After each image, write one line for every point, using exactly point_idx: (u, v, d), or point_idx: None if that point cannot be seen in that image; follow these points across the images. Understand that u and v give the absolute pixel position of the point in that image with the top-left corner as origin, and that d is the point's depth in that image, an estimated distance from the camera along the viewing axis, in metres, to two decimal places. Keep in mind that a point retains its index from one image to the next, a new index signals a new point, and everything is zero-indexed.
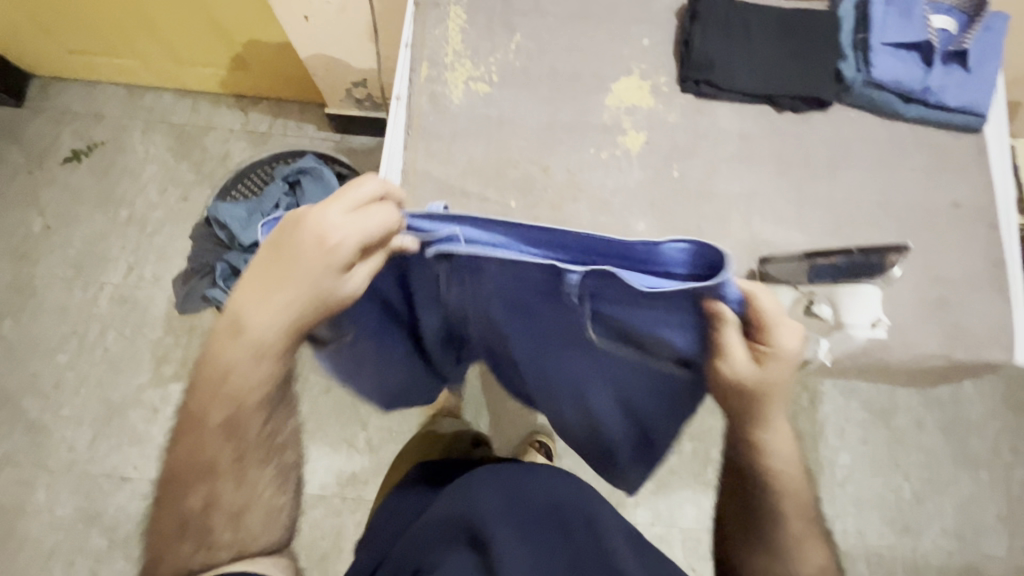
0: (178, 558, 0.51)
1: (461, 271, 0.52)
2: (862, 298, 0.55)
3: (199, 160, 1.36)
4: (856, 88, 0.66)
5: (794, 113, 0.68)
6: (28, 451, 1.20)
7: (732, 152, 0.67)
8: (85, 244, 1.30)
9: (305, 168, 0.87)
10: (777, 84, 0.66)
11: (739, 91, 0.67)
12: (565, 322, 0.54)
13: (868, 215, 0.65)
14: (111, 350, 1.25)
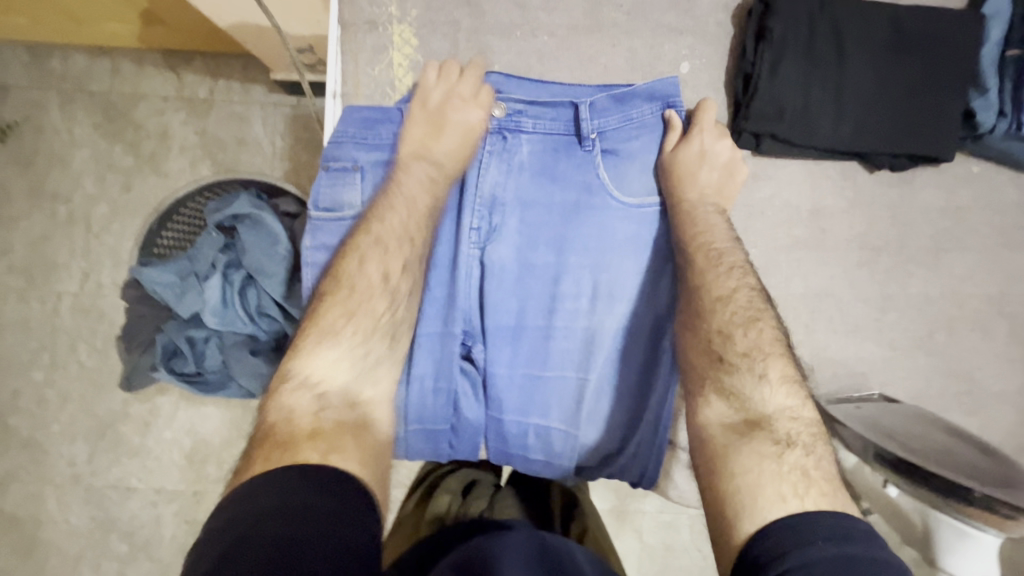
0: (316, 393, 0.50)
1: (503, 137, 0.66)
2: (961, 549, 0.62)
3: (134, 139, 1.15)
4: (994, 137, 0.67)
5: (891, 169, 0.68)
6: (29, 467, 1.18)
7: (808, 237, 0.70)
8: (29, 249, 1.16)
9: (241, 216, 0.69)
10: (872, 143, 0.65)
11: (811, 149, 0.67)
12: (580, 171, 0.66)
13: (963, 313, 0.71)
14: (87, 364, 1.17)
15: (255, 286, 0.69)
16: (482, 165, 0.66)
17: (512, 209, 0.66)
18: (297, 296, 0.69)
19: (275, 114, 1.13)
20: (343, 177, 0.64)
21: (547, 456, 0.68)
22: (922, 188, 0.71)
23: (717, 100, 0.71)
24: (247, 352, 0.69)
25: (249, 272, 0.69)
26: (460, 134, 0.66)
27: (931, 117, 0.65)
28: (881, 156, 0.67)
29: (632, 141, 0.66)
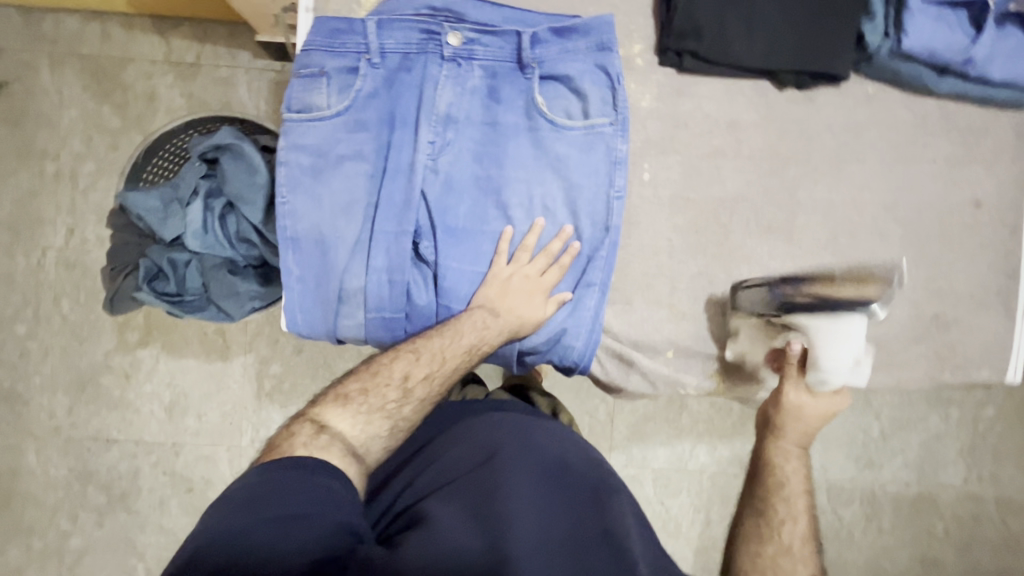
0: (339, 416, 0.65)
1: (456, 58, 0.72)
2: (843, 335, 0.74)
3: (122, 101, 1.19)
4: (884, 55, 0.75)
5: (798, 87, 0.77)
6: (10, 418, 1.21)
7: (727, 154, 0.78)
8: (15, 205, 1.19)
9: (222, 146, 0.74)
10: (779, 62, 0.74)
11: (725, 68, 0.76)
12: (522, 93, 0.73)
13: (867, 222, 0.79)
14: (69, 317, 1.20)
15: (234, 213, 0.74)
16: (435, 84, 0.71)
17: (464, 122, 0.73)
18: (274, 223, 0.74)
19: (260, 79, 1.18)
20: (312, 84, 0.71)
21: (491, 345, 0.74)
22: (825, 107, 0.79)
23: (646, 24, 0.78)
24: (226, 274, 0.74)
25: (229, 199, 0.74)
26: (504, 292, 0.71)
27: (830, 40, 0.73)
28: (788, 74, 0.75)
29: (569, 67, 0.73)
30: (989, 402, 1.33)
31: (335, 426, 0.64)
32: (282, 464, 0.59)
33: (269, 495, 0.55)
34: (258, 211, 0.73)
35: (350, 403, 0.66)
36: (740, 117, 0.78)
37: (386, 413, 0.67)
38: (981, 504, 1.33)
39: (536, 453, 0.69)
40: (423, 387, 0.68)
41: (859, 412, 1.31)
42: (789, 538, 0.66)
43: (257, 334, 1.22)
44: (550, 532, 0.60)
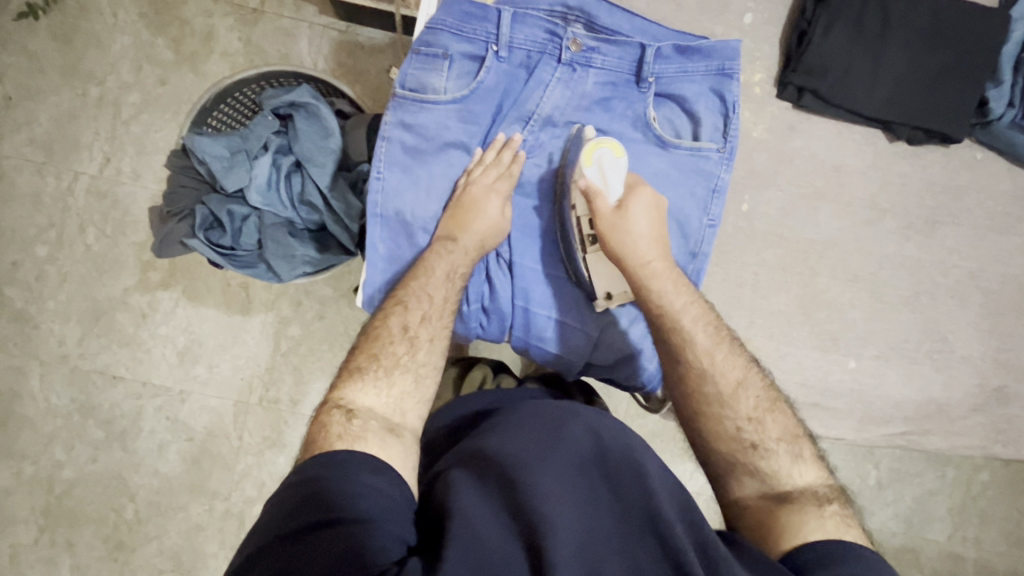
0: (357, 394, 0.60)
1: (575, 62, 0.72)
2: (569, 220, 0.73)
3: (179, 35, 1.15)
4: (1003, 125, 0.79)
5: (910, 142, 0.81)
6: (17, 341, 1.18)
7: (830, 196, 0.83)
8: (53, 123, 1.15)
9: (298, 103, 0.72)
10: (896, 115, 0.78)
11: (843, 110, 0.79)
12: (634, 107, 0.74)
13: (950, 286, 0.84)
14: (93, 247, 1.17)
15: (301, 173, 0.73)
16: (549, 86, 0.72)
17: (569, 129, 0.74)
18: (340, 190, 0.72)
19: (323, 36, 1.15)
20: (431, 63, 0.70)
21: (562, 351, 0.75)
22: (930, 165, 0.83)
23: (771, 54, 0.82)
24: (284, 233, 0.73)
25: (298, 159, 0.72)
26: (486, 210, 0.69)
27: (949, 102, 0.77)
28: (903, 128, 0.80)
29: (685, 89, 0.73)
30: (984, 467, 1.35)
31: (362, 405, 0.59)
32: (330, 457, 0.54)
33: (324, 476, 0.52)
34: (326, 175, 0.72)
35: (365, 375, 0.61)
36: (847, 161, 0.83)
37: (404, 369, 0.62)
38: (961, 563, 1.36)
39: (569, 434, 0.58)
40: (424, 329, 0.65)
41: (860, 458, 1.33)
42: (756, 435, 0.62)
43: (281, 293, 1.20)
44: (591, 526, 0.50)
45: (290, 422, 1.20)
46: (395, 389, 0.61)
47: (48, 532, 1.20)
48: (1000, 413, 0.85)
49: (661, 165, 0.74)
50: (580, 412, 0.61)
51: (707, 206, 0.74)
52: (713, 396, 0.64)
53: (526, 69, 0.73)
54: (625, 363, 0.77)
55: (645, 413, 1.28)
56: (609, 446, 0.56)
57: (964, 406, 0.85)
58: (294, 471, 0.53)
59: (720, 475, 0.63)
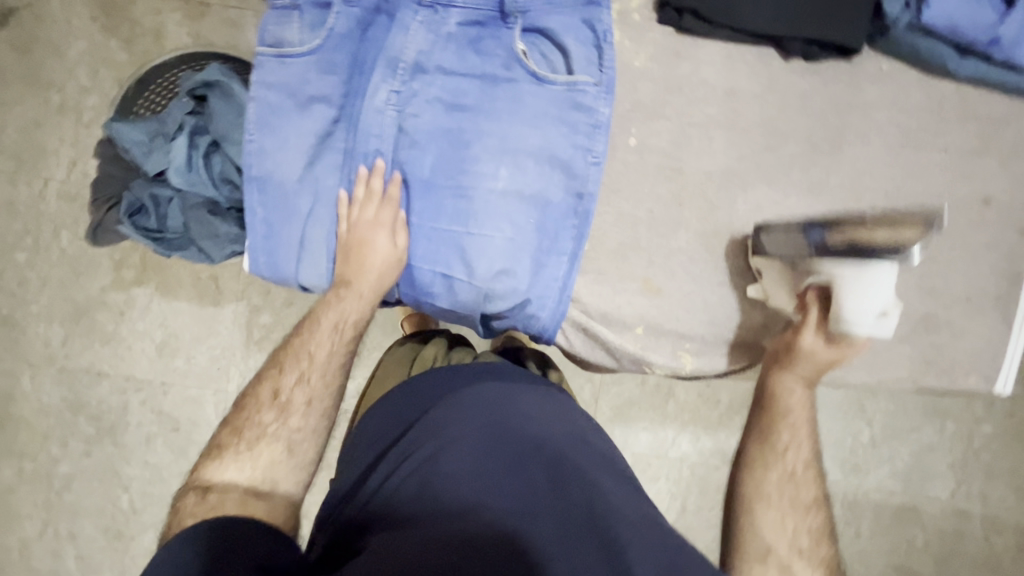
0: (216, 470, 0.69)
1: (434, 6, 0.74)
2: (863, 283, 0.65)
3: (129, 36, 1.17)
4: (902, 28, 0.74)
5: (806, 58, 0.76)
6: (6, 344, 1.23)
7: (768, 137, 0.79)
8: (19, 133, 1.19)
9: (210, 82, 0.73)
10: (784, 27, 0.73)
11: (730, 28, 0.75)
12: (501, 42, 0.73)
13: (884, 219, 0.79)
14: (68, 250, 1.21)
15: (220, 152, 0.73)
16: (408, 28, 0.72)
17: (437, 74, 0.72)
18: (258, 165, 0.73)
19: None
20: (287, 18, 0.73)
21: (454, 303, 0.75)
22: (866, 95, 0.79)
23: None
24: (206, 214, 0.73)
25: (215, 137, 0.73)
26: (368, 253, 0.71)
27: (838, 7, 0.72)
28: (795, 43, 0.75)
29: (552, 20, 0.74)
30: (987, 419, 1.29)
31: (222, 480, 0.68)
32: (196, 529, 0.60)
33: (199, 539, 0.59)
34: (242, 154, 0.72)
35: (228, 452, 0.70)
36: (736, 86, 0.78)
37: (272, 438, 0.71)
38: (968, 521, 1.30)
39: (518, 447, 0.65)
40: (298, 394, 0.73)
41: (850, 415, 1.28)
42: (791, 467, 0.71)
43: (250, 283, 1.22)
44: (533, 512, 0.59)
45: None
46: (258, 454, 0.70)
47: (52, 525, 1.26)
48: (936, 342, 0.81)
49: (537, 99, 0.72)
50: (521, 417, 0.69)
51: (590, 137, 0.74)
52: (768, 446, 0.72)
53: (387, 14, 0.73)
54: (520, 309, 0.75)
55: (622, 381, 1.25)
56: (555, 452, 0.65)
57: (889, 337, 0.81)
58: (162, 548, 0.59)
59: (749, 536, 0.69)
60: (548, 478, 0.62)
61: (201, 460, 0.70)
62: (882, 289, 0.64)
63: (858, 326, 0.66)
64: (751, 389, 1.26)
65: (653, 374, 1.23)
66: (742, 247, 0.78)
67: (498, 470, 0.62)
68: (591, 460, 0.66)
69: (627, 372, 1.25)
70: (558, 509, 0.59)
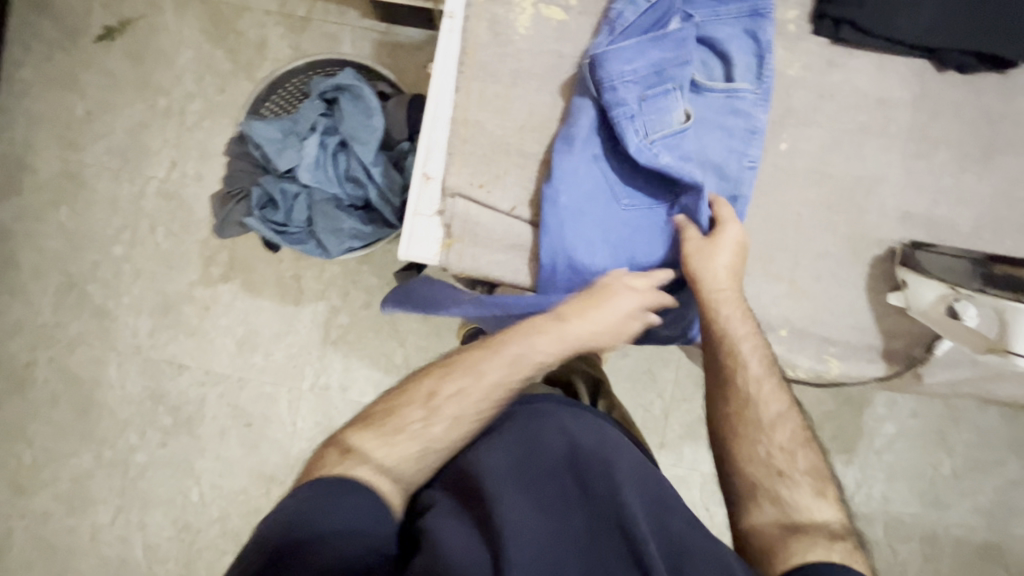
0: (363, 446, 0.63)
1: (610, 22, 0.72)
2: None
3: (235, 47, 1.25)
4: None
5: (958, 70, 0.78)
6: (97, 333, 1.29)
7: (879, 153, 0.80)
8: (127, 134, 1.27)
9: (344, 85, 0.77)
10: (940, 38, 0.75)
11: (887, 40, 0.77)
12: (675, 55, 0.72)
13: (1002, 236, 0.79)
14: (162, 245, 1.27)
15: (346, 152, 0.77)
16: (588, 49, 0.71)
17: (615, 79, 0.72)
18: (383, 165, 0.76)
19: (365, 37, 1.22)
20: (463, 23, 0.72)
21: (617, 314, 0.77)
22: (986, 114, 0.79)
23: None
24: (333, 209, 0.77)
25: (343, 138, 0.77)
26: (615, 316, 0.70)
27: (996, 22, 0.73)
28: (949, 53, 0.76)
29: (722, 31, 0.74)
30: None
31: (366, 457, 0.62)
32: (313, 491, 0.58)
33: (317, 501, 0.56)
34: (371, 152, 0.76)
35: (372, 432, 0.65)
36: (886, 95, 0.80)
37: (414, 435, 0.65)
38: None
39: (542, 445, 0.64)
40: (449, 404, 0.66)
41: (931, 445, 1.24)
42: (783, 465, 0.68)
43: (330, 283, 1.26)
44: (560, 528, 0.58)
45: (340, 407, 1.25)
46: (400, 439, 0.64)
47: (124, 512, 1.29)
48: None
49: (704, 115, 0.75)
50: (552, 412, 0.68)
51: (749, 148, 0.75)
52: (752, 435, 0.69)
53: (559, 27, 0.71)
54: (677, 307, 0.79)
55: (693, 397, 1.24)
56: (579, 447, 0.64)
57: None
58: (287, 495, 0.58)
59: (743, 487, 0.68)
60: (574, 483, 0.62)
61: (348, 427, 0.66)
62: None
63: None
64: (828, 411, 1.23)
65: None
66: (891, 262, 0.80)
67: (521, 469, 0.62)
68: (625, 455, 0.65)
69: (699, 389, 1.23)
70: (586, 524, 0.59)
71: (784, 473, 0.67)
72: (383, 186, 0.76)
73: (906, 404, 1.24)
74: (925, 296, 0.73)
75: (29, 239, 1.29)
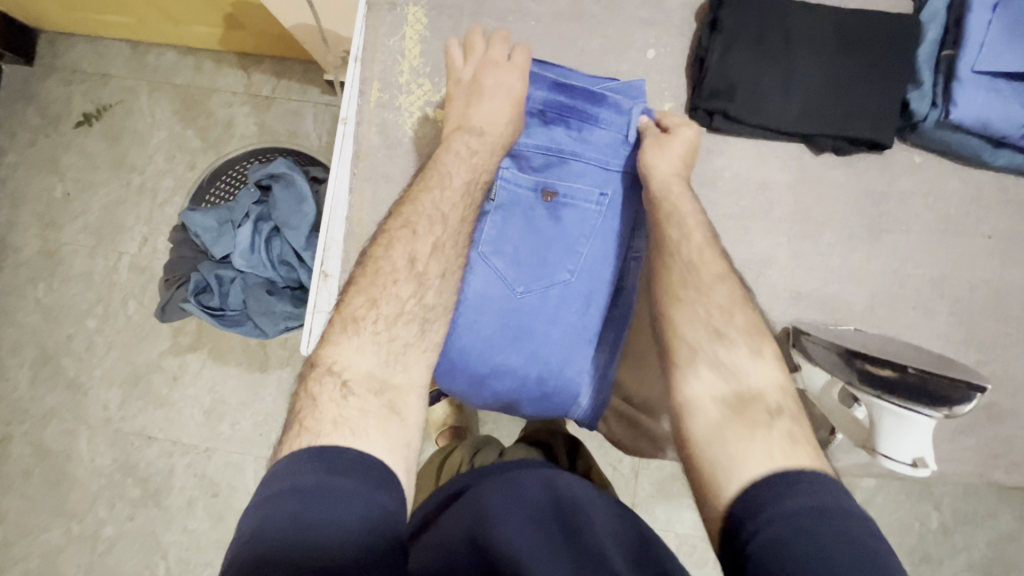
0: (350, 354, 0.59)
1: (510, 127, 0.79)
2: (904, 423, 0.64)
3: (204, 126, 1.31)
4: (929, 125, 0.76)
5: (836, 152, 0.79)
6: (70, 406, 1.31)
7: (802, 216, 0.81)
8: (103, 212, 1.33)
9: (276, 174, 0.80)
10: (814, 125, 0.76)
11: (759, 128, 0.78)
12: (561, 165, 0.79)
13: (924, 296, 0.79)
14: (133, 317, 1.30)
15: (280, 237, 0.79)
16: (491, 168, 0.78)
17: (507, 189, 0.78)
18: (315, 248, 0.79)
19: (325, 113, 1.28)
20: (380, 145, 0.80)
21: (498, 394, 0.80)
22: (901, 178, 0.80)
23: (678, 83, 0.82)
24: (266, 292, 0.79)
25: (276, 224, 0.79)
26: (502, 95, 0.74)
27: (872, 105, 0.75)
28: (825, 138, 0.78)
29: (596, 129, 0.79)
30: None
31: (353, 371, 0.58)
32: (334, 459, 0.50)
33: (337, 484, 0.48)
34: (301, 236, 0.78)
35: (359, 329, 0.61)
36: (772, 177, 0.81)
37: (404, 322, 0.63)
38: None
39: (528, 500, 0.56)
40: (433, 264, 0.67)
41: (915, 498, 1.19)
42: (761, 426, 0.59)
43: (295, 349, 1.27)
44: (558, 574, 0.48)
45: None
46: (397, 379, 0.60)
47: None
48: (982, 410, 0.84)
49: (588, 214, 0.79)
50: (534, 473, 0.61)
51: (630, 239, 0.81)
52: (705, 357, 0.64)
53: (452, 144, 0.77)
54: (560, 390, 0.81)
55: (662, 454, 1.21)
56: (567, 502, 0.57)
57: (953, 427, 0.79)
58: (299, 461, 0.50)
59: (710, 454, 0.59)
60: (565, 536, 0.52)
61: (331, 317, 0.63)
62: (916, 435, 0.65)
63: (889, 459, 0.66)
64: None
65: None
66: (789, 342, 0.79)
67: (505, 520, 0.53)
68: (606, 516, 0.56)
69: None
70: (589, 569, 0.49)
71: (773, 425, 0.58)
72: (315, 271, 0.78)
73: None
74: (816, 380, 0.74)
75: (8, 316, 1.33)
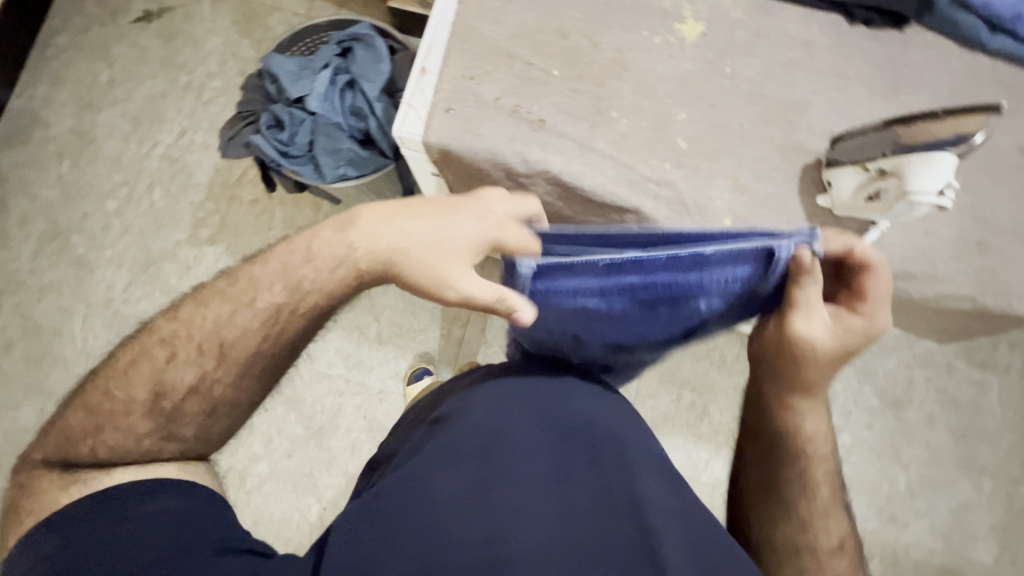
0: (112, 429, 0.59)
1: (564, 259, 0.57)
2: (934, 166, 0.57)
3: (260, 39, 1.38)
4: None
5: None
6: (71, 283, 1.29)
7: None
8: (145, 101, 1.36)
9: (359, 35, 0.87)
10: None
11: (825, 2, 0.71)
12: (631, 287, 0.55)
13: None
14: (156, 204, 1.32)
15: (353, 90, 0.86)
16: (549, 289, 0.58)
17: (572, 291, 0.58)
18: (385, 103, 0.85)
19: None
20: None
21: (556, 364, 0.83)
22: None
23: None
24: (332, 135, 0.85)
25: (352, 78, 0.86)
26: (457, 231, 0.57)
27: None
28: None
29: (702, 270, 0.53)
30: None
31: (106, 441, 0.58)
32: (145, 487, 0.56)
33: (141, 504, 0.55)
34: (375, 90, 0.85)
35: (112, 406, 0.59)
36: (813, 38, 0.70)
37: (165, 418, 0.60)
38: None
39: (553, 414, 0.61)
40: (188, 392, 0.60)
41: (887, 459, 1.26)
42: (838, 541, 0.62)
43: None
44: (570, 505, 0.54)
45: (304, 376, 1.24)
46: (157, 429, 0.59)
47: None
48: None
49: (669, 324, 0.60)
50: (565, 390, 0.64)
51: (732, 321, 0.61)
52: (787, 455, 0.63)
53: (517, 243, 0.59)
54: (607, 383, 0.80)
55: (658, 394, 1.25)
56: (597, 420, 0.61)
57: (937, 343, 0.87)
58: (108, 486, 0.55)
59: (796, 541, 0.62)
60: (584, 458, 0.58)
61: (84, 388, 0.62)
62: (945, 167, 0.57)
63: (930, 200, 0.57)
64: None
65: (686, 390, 1.24)
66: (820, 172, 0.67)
67: (526, 440, 0.58)
68: (635, 439, 0.62)
69: (663, 385, 1.25)
70: (595, 501, 0.55)
71: (838, 540, 0.62)
72: (381, 122, 0.85)
73: (862, 414, 1.27)
74: (846, 185, 0.63)
75: (25, 187, 1.33)
